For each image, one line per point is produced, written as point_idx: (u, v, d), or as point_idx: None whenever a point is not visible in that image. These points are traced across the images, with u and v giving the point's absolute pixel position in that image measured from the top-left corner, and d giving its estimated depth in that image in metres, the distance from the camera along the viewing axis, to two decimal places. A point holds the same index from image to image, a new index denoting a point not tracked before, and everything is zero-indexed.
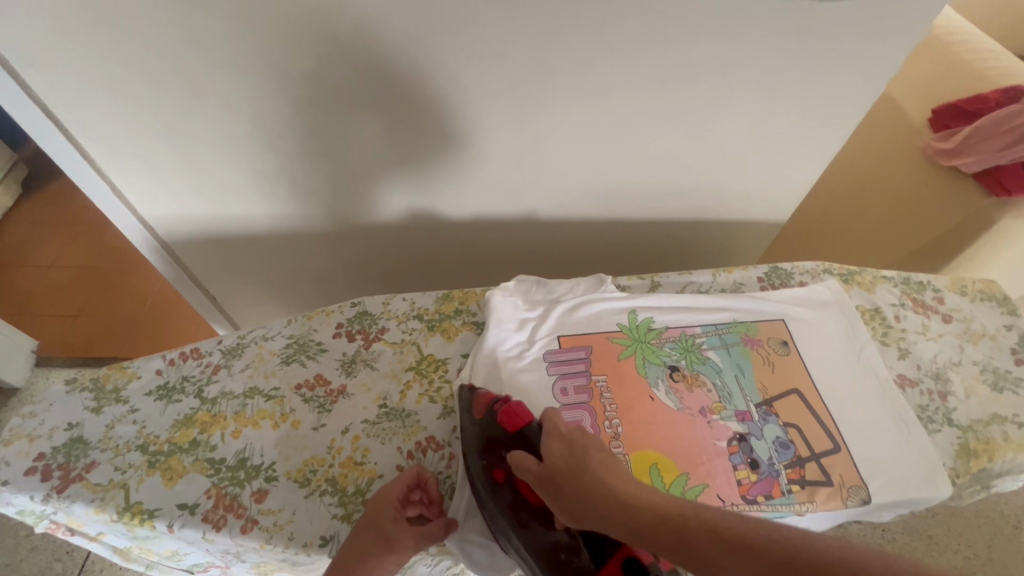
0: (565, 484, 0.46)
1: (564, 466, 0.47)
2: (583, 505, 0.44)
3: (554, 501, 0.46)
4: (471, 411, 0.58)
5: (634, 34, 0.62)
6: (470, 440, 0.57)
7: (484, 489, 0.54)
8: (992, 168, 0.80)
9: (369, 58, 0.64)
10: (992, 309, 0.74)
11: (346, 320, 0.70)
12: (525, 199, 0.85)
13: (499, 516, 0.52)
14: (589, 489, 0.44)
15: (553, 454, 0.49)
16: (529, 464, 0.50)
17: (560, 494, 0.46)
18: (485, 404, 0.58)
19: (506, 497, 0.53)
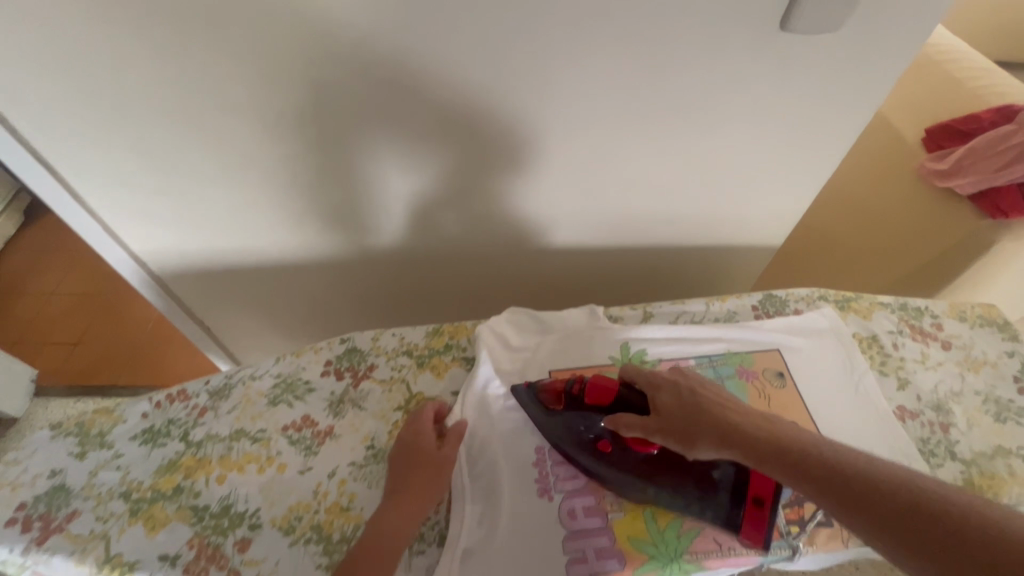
0: (683, 425, 0.53)
1: (683, 415, 0.53)
2: (706, 436, 0.51)
3: (676, 443, 0.53)
4: (541, 405, 0.61)
5: (616, 65, 0.62)
6: (557, 429, 0.60)
7: (593, 461, 0.58)
8: (989, 190, 0.78)
9: (353, 95, 0.64)
10: (992, 334, 0.72)
11: (335, 357, 0.69)
12: (517, 229, 0.85)
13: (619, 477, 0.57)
14: (710, 424, 0.52)
15: (663, 402, 0.55)
16: (637, 421, 0.55)
17: (685, 437, 0.52)
18: (556, 395, 0.61)
19: (625, 465, 0.57)
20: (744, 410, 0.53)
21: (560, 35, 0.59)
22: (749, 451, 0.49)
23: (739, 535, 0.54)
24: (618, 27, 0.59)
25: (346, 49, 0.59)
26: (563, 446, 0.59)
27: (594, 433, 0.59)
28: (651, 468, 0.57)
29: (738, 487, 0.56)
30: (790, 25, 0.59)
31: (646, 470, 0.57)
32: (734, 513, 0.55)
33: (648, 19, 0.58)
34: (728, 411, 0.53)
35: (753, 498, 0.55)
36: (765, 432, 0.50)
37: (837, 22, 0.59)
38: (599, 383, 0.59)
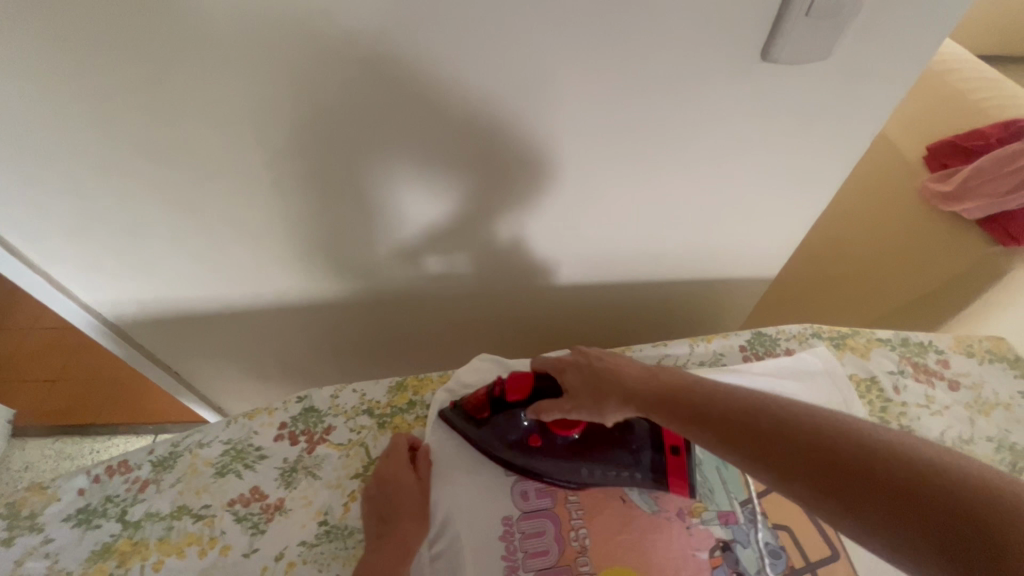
0: (588, 397, 0.53)
1: (587, 390, 0.53)
2: (611, 401, 0.51)
3: (592, 415, 0.53)
4: (465, 416, 0.59)
5: (581, 103, 0.57)
6: (487, 437, 0.58)
7: (528, 458, 0.57)
8: (999, 213, 0.74)
9: (298, 141, 0.59)
10: (1003, 372, 0.66)
11: (291, 419, 0.64)
12: (481, 270, 0.80)
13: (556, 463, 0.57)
14: (611, 390, 0.51)
15: (569, 379, 0.55)
16: (552, 405, 0.55)
17: (595, 408, 0.53)
18: (476, 403, 0.59)
19: (553, 454, 0.57)
20: (641, 369, 0.52)
21: (516, 74, 0.54)
22: (648, 409, 0.48)
23: (667, 489, 0.56)
24: (579, 65, 0.53)
25: (283, 98, 0.55)
26: (495, 452, 0.58)
27: (518, 432, 0.58)
28: (581, 448, 0.58)
29: (657, 439, 0.58)
30: (772, 56, 0.53)
31: (575, 452, 0.58)
32: (659, 466, 0.57)
33: (612, 55, 0.53)
34: (623, 374, 0.52)
35: (671, 447, 0.58)
36: (661, 387, 0.48)
37: (827, 52, 0.52)
38: (516, 379, 0.58)
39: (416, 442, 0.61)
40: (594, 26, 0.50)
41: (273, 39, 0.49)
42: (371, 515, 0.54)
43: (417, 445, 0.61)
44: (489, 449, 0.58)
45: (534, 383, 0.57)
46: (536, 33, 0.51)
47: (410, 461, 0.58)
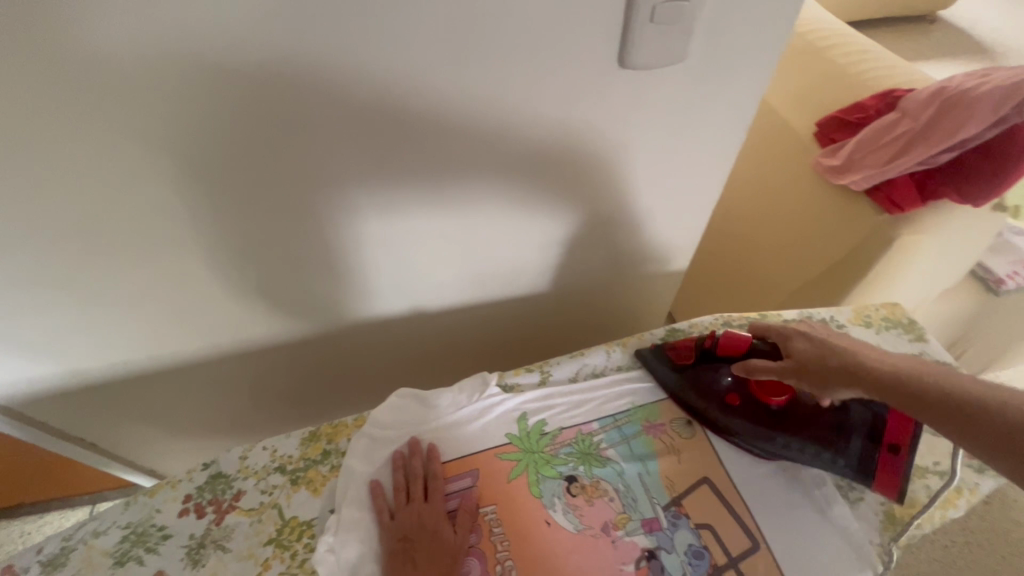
0: (817, 367, 0.54)
1: (815, 356, 0.55)
2: (840, 374, 0.53)
3: (811, 383, 0.55)
4: (668, 360, 0.65)
5: (449, 127, 0.55)
6: (683, 381, 0.63)
7: (719, 409, 0.60)
8: (882, 184, 0.76)
9: (153, 197, 0.55)
10: (899, 336, 0.69)
11: (196, 490, 0.61)
12: (607, 266, 0.81)
13: (744, 424, 0.59)
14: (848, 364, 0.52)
15: (799, 347, 0.56)
16: (767, 365, 0.56)
17: (816, 375, 0.54)
18: (683, 351, 0.64)
19: (746, 412, 0.59)
20: (886, 354, 0.53)
21: (376, 106, 0.52)
22: (883, 389, 0.50)
23: (874, 483, 0.56)
24: (439, 90, 0.51)
25: (121, 155, 0.51)
26: (686, 392, 0.63)
27: (719, 387, 0.61)
28: (781, 416, 0.59)
29: (874, 433, 0.58)
30: (629, 62, 0.52)
31: (772, 420, 0.59)
32: (869, 459, 0.57)
33: (468, 76, 0.51)
34: (870, 355, 0.52)
35: (889, 445, 0.57)
36: (906, 371, 0.50)
37: (683, 54, 0.52)
38: (730, 336, 0.60)
39: (427, 467, 0.59)
40: (442, 50, 0.48)
41: (90, 97, 0.45)
42: (404, 562, 0.52)
43: (424, 475, 0.59)
44: (682, 390, 0.63)
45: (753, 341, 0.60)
46: (386, 62, 0.48)
47: (424, 499, 0.57)
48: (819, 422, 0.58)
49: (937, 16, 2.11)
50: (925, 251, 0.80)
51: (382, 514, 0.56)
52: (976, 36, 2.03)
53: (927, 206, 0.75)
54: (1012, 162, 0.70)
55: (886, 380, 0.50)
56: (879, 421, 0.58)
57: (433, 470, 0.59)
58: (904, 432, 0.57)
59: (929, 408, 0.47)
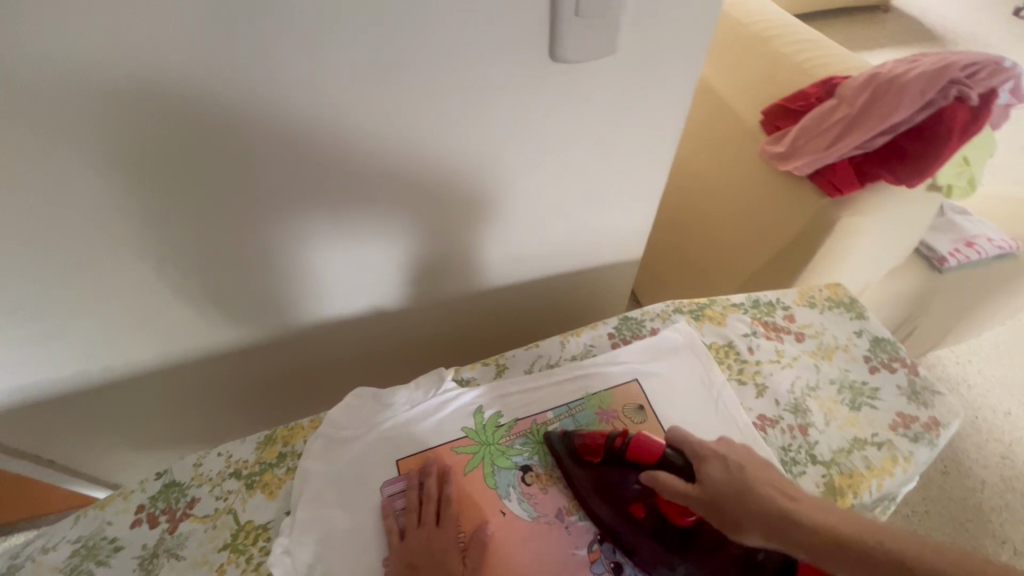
0: (731, 502, 0.49)
1: (729, 489, 0.50)
2: (752, 516, 0.48)
3: (721, 520, 0.50)
4: (574, 454, 0.58)
5: (386, 121, 0.56)
6: (587, 482, 0.56)
7: (621, 525, 0.54)
8: (822, 167, 0.79)
9: (91, 201, 0.55)
10: (841, 316, 0.72)
11: (149, 500, 0.60)
12: (565, 258, 0.82)
13: (643, 547, 0.53)
14: (763, 506, 0.48)
15: (710, 474, 0.51)
16: (675, 488, 0.51)
17: (726, 512, 0.49)
18: (591, 446, 0.57)
19: (652, 533, 0.53)
20: (798, 497, 0.49)
21: (310, 101, 0.52)
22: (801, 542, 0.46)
23: None
24: (374, 85, 0.52)
25: (55, 159, 0.50)
26: (588, 500, 0.55)
27: (622, 498, 0.55)
28: (683, 540, 0.53)
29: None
30: (561, 56, 0.54)
31: (675, 545, 0.53)
32: None
33: (402, 71, 0.52)
34: (783, 501, 0.49)
35: None
36: (827, 526, 0.46)
37: (612, 47, 0.54)
38: (645, 442, 0.55)
39: (441, 489, 0.57)
40: (372, 46, 0.49)
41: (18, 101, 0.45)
42: None
43: (437, 497, 0.56)
44: (584, 496, 0.56)
45: (664, 452, 0.55)
46: (316, 58, 0.49)
47: (436, 522, 0.54)
48: (721, 559, 0.52)
49: (891, 6, 2.17)
50: (866, 231, 0.83)
51: (391, 536, 0.53)
52: (928, 24, 2.10)
53: (865, 188, 0.78)
54: (940, 143, 0.73)
55: (806, 535, 0.46)
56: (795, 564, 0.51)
57: (448, 491, 0.56)
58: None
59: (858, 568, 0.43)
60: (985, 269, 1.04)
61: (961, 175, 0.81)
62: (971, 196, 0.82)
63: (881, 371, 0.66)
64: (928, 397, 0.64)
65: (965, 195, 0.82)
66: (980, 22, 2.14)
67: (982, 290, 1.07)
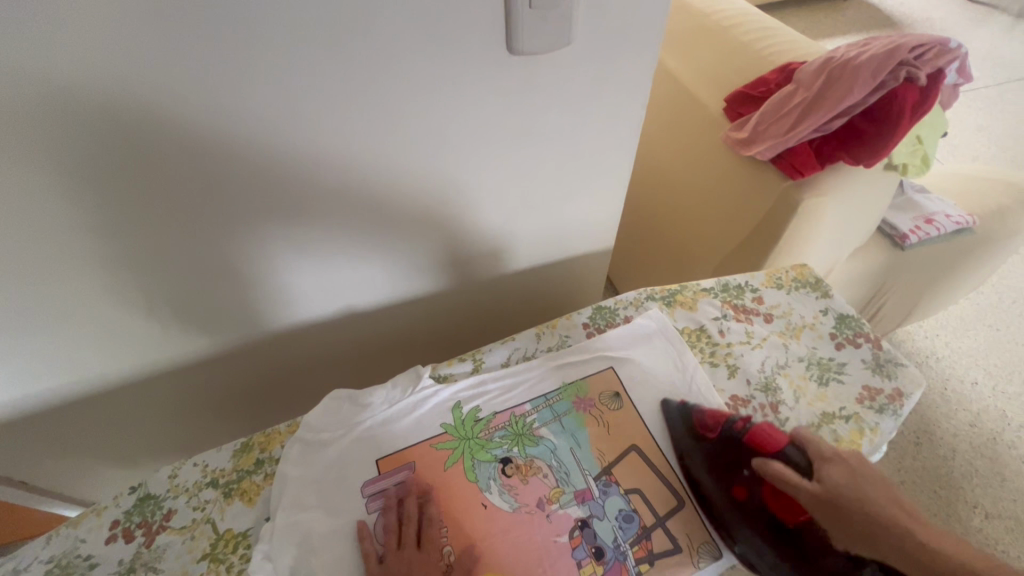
0: (853, 505, 0.51)
1: (848, 492, 0.52)
2: (872, 526, 0.50)
3: (836, 521, 0.51)
4: (694, 428, 0.60)
5: (348, 121, 0.55)
6: (704, 456, 0.58)
7: (729, 504, 0.55)
8: (784, 151, 0.81)
9: (44, 214, 0.53)
10: (807, 295, 0.74)
11: (124, 515, 0.59)
12: (540, 252, 0.83)
13: (746, 527, 0.53)
14: (879, 518, 0.50)
15: (833, 477, 0.53)
16: (793, 479, 0.53)
17: (845, 515, 0.51)
18: (713, 424, 0.60)
19: (757, 516, 0.54)
20: (917, 520, 0.50)
21: (267, 105, 0.51)
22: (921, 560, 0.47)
23: None
24: (333, 86, 0.52)
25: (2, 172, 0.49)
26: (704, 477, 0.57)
27: (735, 477, 0.56)
28: (785, 534, 0.52)
29: None
30: (518, 49, 0.54)
31: (778, 535, 0.53)
32: None
33: (360, 72, 0.51)
34: (903, 519, 0.50)
35: None
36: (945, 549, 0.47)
37: (568, 39, 0.54)
38: (763, 432, 0.58)
39: (422, 508, 0.56)
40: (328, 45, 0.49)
41: None
42: None
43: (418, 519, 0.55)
44: (697, 472, 0.57)
45: (785, 446, 0.57)
46: (270, 59, 0.48)
47: (416, 545, 0.53)
48: (825, 567, 0.50)
49: None
50: (830, 212, 0.85)
51: (369, 561, 0.52)
52: (885, 9, 2.16)
53: (826, 169, 0.81)
54: (895, 120, 0.75)
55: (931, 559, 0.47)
56: None
57: (428, 509, 0.56)
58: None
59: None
60: (946, 244, 1.08)
61: (914, 153, 0.84)
62: (925, 173, 0.86)
63: (847, 347, 0.68)
64: (891, 369, 0.66)
65: (920, 172, 0.86)
66: (935, 6, 2.21)
67: (945, 265, 1.10)
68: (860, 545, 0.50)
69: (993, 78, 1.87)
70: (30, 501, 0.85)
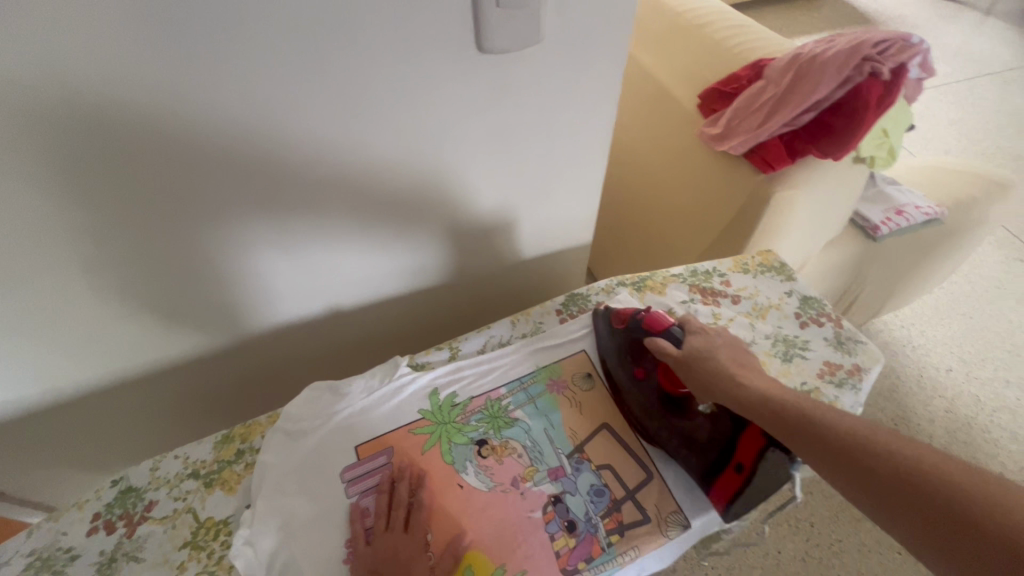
0: (702, 366, 0.57)
1: (703, 356, 0.58)
2: (713, 380, 0.56)
3: (692, 381, 0.57)
4: (609, 321, 0.67)
5: (323, 117, 0.56)
6: (609, 341, 0.66)
7: (625, 380, 0.63)
8: (756, 146, 0.83)
9: (21, 210, 0.54)
10: (773, 279, 0.76)
11: (105, 507, 0.59)
12: (518, 246, 0.84)
13: (635, 398, 0.61)
14: (720, 372, 0.56)
15: (696, 346, 0.59)
16: (664, 351, 0.60)
17: (696, 375, 0.57)
18: (624, 315, 0.65)
19: (645, 389, 0.61)
20: (755, 374, 0.55)
21: (243, 103, 0.53)
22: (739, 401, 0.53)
23: (710, 489, 0.56)
24: (309, 82, 0.53)
25: None
26: (608, 359, 0.65)
27: (630, 358, 0.63)
28: (666, 402, 0.59)
29: (726, 449, 0.55)
30: (487, 47, 0.56)
31: (658, 403, 0.60)
32: (713, 471, 0.55)
33: (333, 68, 0.53)
34: (740, 373, 0.55)
35: (735, 464, 0.54)
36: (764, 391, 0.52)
37: (535, 37, 0.56)
38: (658, 317, 0.63)
39: (414, 495, 0.57)
40: (302, 43, 0.50)
41: None
42: None
43: (409, 502, 0.56)
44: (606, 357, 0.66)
45: (671, 325, 0.62)
46: (246, 56, 0.49)
47: (404, 528, 0.54)
48: (691, 426, 0.57)
49: None
50: (802, 202, 0.87)
51: (357, 543, 0.54)
52: (861, 9, 2.20)
53: (796, 162, 0.83)
54: (859, 115, 0.78)
55: (742, 397, 0.53)
56: (733, 440, 0.55)
57: (418, 493, 0.56)
58: (751, 450, 0.54)
59: (776, 423, 0.50)
60: (916, 234, 1.10)
61: (881, 146, 0.87)
62: (893, 165, 0.88)
63: (810, 326, 0.71)
64: (851, 346, 0.68)
65: (888, 164, 0.89)
66: (908, 4, 2.26)
67: (914, 254, 1.13)
68: (708, 397, 0.56)
69: (962, 73, 1.92)
70: (12, 506, 0.85)
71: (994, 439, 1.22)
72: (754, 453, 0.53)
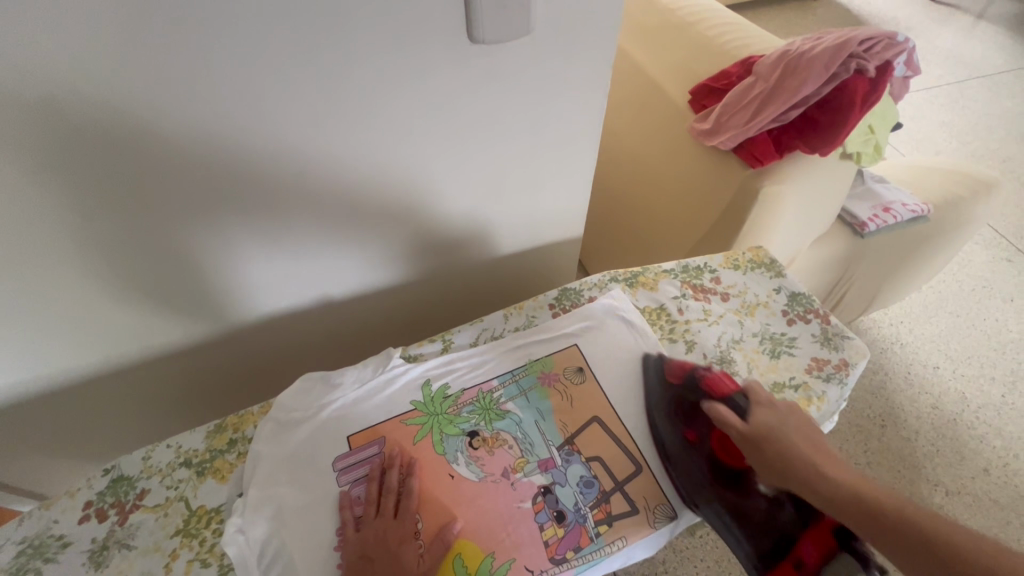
0: (773, 445, 0.55)
1: (773, 433, 0.56)
2: (785, 461, 0.53)
3: (760, 458, 0.55)
4: (663, 377, 0.65)
5: (315, 108, 0.57)
6: (660, 399, 0.63)
7: (677, 446, 0.60)
8: (745, 141, 0.84)
9: (12, 199, 0.54)
10: (762, 275, 0.77)
11: (97, 495, 0.60)
12: (510, 239, 0.85)
13: (686, 466, 0.59)
14: (795, 452, 0.54)
15: (764, 421, 0.57)
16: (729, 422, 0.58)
17: (764, 454, 0.55)
18: (681, 372, 0.64)
19: (699, 458, 0.59)
20: (829, 458, 0.54)
21: (235, 93, 0.53)
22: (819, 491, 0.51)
23: None
24: (301, 75, 0.53)
25: None
26: (653, 413, 0.63)
27: (685, 423, 0.61)
28: (721, 477, 0.57)
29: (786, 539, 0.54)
30: (478, 37, 0.56)
31: (712, 477, 0.58)
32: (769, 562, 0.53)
33: (325, 59, 0.53)
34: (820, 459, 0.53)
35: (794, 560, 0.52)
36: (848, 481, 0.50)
37: (526, 28, 0.57)
38: (722, 382, 0.62)
39: (404, 483, 0.57)
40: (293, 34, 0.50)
41: None
42: None
43: (399, 492, 0.57)
44: (654, 416, 0.62)
45: (733, 393, 0.61)
46: (235, 45, 0.49)
47: (395, 515, 0.55)
48: (749, 507, 0.56)
49: None
50: (790, 199, 0.88)
51: (346, 528, 0.54)
52: (853, 10, 2.22)
53: (784, 157, 0.84)
54: (846, 111, 0.79)
55: (824, 489, 0.51)
56: (795, 532, 0.54)
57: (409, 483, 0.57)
58: (817, 548, 0.52)
59: (861, 518, 0.47)
60: (903, 231, 1.12)
61: (867, 142, 0.88)
62: (878, 161, 0.90)
63: (798, 323, 0.72)
64: (838, 342, 0.70)
65: (873, 160, 0.90)
66: (899, 6, 2.28)
67: (902, 252, 1.15)
68: (777, 480, 0.54)
69: (952, 76, 1.95)
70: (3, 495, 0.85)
71: (978, 434, 1.24)
72: (819, 548, 0.52)
